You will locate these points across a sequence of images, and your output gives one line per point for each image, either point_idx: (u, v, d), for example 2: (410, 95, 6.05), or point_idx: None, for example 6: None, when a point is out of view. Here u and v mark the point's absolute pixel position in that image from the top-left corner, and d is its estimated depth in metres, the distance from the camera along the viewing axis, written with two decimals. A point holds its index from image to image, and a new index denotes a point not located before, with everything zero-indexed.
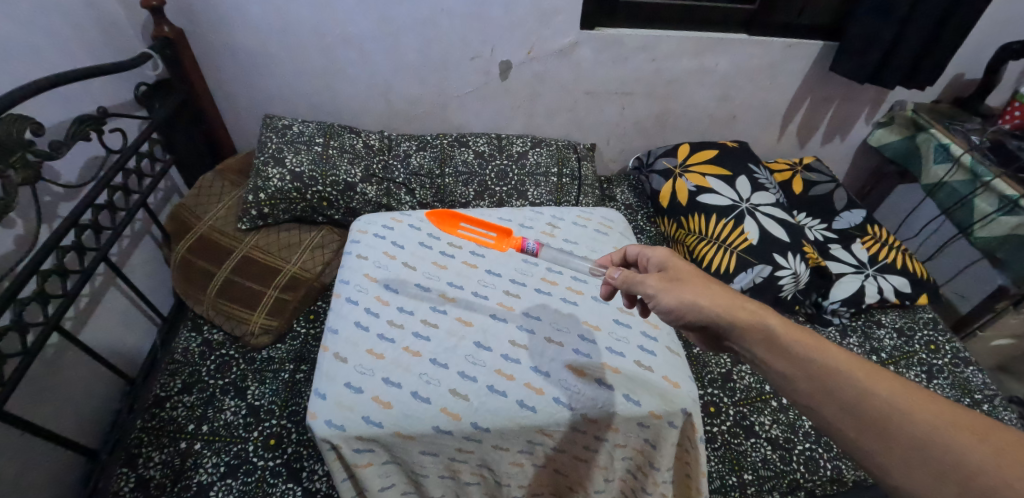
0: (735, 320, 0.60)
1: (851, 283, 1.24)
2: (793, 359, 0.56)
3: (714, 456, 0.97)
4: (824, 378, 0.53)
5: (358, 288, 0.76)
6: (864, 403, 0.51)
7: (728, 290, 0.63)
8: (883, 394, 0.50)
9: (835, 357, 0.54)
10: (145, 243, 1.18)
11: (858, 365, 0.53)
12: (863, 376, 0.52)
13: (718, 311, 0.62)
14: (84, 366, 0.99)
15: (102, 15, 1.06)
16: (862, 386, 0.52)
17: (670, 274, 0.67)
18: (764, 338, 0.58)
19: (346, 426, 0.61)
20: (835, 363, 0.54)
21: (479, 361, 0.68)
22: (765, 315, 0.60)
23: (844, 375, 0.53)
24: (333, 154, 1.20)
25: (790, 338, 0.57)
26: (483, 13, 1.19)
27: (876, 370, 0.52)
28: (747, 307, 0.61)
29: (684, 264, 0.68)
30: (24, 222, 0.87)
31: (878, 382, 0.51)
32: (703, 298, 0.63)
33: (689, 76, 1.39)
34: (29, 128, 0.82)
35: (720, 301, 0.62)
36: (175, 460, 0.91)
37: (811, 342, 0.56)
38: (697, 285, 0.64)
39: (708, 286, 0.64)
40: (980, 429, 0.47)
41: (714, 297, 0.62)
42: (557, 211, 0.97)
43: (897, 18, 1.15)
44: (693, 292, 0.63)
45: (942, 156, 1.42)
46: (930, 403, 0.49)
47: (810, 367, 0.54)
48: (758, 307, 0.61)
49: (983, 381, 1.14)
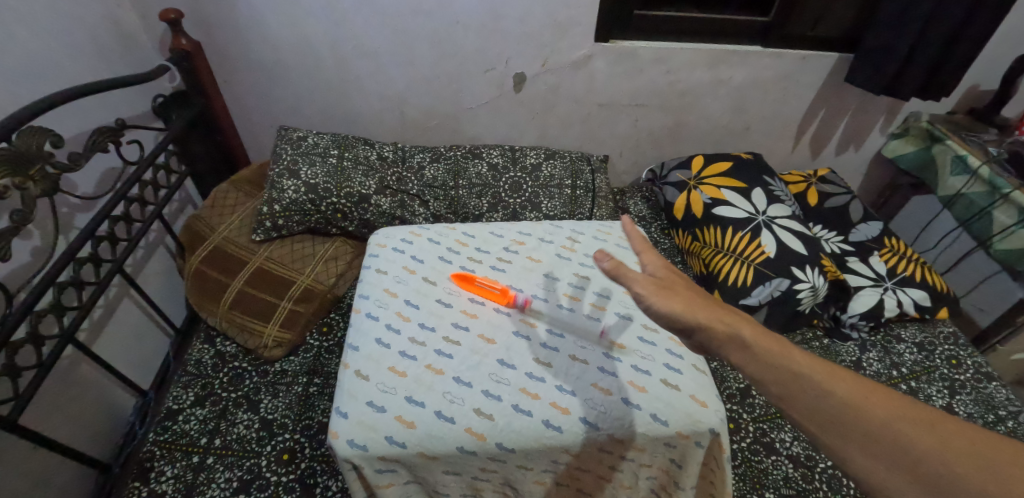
0: (707, 327, 0.59)
1: (869, 296, 1.22)
2: (759, 361, 0.55)
3: (736, 474, 0.95)
4: (787, 379, 0.53)
5: (379, 303, 0.75)
6: (826, 403, 0.51)
7: (698, 292, 0.63)
8: (842, 393, 0.51)
9: (796, 358, 0.54)
10: (160, 254, 1.18)
11: (815, 364, 0.53)
12: (824, 376, 0.52)
13: (690, 315, 0.60)
14: (99, 378, 0.99)
15: (120, 28, 1.07)
16: (823, 385, 0.52)
17: (659, 278, 0.64)
18: (732, 342, 0.57)
19: (368, 446, 0.60)
20: (795, 363, 0.54)
21: (504, 380, 0.66)
22: (733, 319, 0.59)
23: (805, 375, 0.53)
24: (347, 167, 1.20)
25: (753, 340, 0.56)
26: (498, 26, 1.19)
27: (832, 369, 0.53)
28: (713, 309, 0.60)
29: (659, 259, 0.67)
30: (41, 234, 0.87)
31: (836, 381, 0.52)
32: (682, 304, 0.61)
33: (702, 89, 1.39)
34: (49, 141, 0.82)
35: (690, 303, 0.61)
36: (187, 474, 0.90)
37: (771, 341, 0.56)
38: (674, 287, 0.63)
39: (688, 296, 0.62)
40: (929, 421, 0.48)
41: (685, 301, 0.61)
42: (577, 224, 0.94)
43: (913, 30, 1.14)
44: (672, 295, 0.62)
45: (960, 168, 1.41)
46: (885, 400, 0.50)
47: (775, 369, 0.54)
48: (722, 309, 0.60)
49: (1008, 397, 1.11)
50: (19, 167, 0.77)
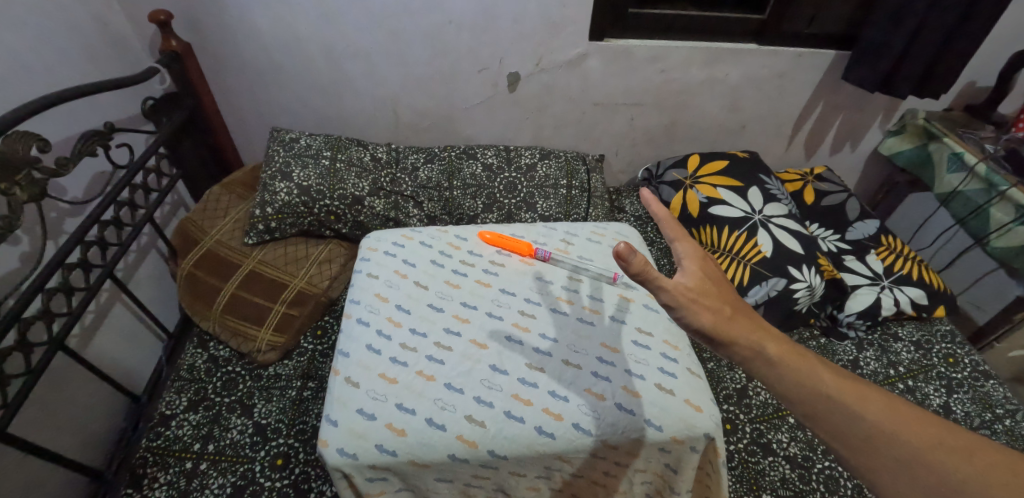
0: (734, 343, 0.58)
1: (866, 295, 1.21)
2: (787, 379, 0.55)
3: (733, 476, 0.94)
4: (817, 400, 0.53)
5: (370, 308, 0.74)
6: (856, 426, 0.51)
7: (728, 300, 0.62)
8: (871, 417, 0.52)
9: (825, 379, 0.55)
10: (152, 258, 1.17)
11: (846, 386, 0.54)
12: (854, 399, 0.53)
13: (722, 328, 0.59)
14: (90, 384, 0.98)
15: (109, 30, 1.06)
16: (852, 408, 0.52)
17: (691, 287, 0.61)
18: (761, 360, 0.57)
19: (358, 454, 0.59)
20: (825, 385, 0.54)
21: (496, 386, 0.66)
22: (762, 338, 0.58)
23: (835, 397, 0.53)
24: (340, 169, 1.19)
25: (783, 359, 0.57)
26: (492, 25, 1.18)
27: (863, 392, 0.53)
28: (742, 324, 0.59)
29: (691, 249, 0.64)
30: (29, 239, 0.86)
31: (867, 404, 0.53)
32: (712, 317, 0.59)
33: (698, 87, 1.38)
34: (36, 146, 0.80)
35: (722, 315, 0.60)
36: (181, 481, 0.89)
37: (801, 362, 0.56)
38: (704, 294, 0.61)
39: (719, 307, 0.60)
40: (962, 449, 0.49)
41: (716, 315, 0.60)
42: (570, 226, 0.93)
43: (909, 27, 1.13)
44: (703, 307, 0.60)
45: (956, 166, 1.40)
46: (917, 425, 0.51)
47: (805, 389, 0.54)
48: (753, 323, 0.60)
49: (1005, 395, 1.11)
50: (5, 173, 0.75)
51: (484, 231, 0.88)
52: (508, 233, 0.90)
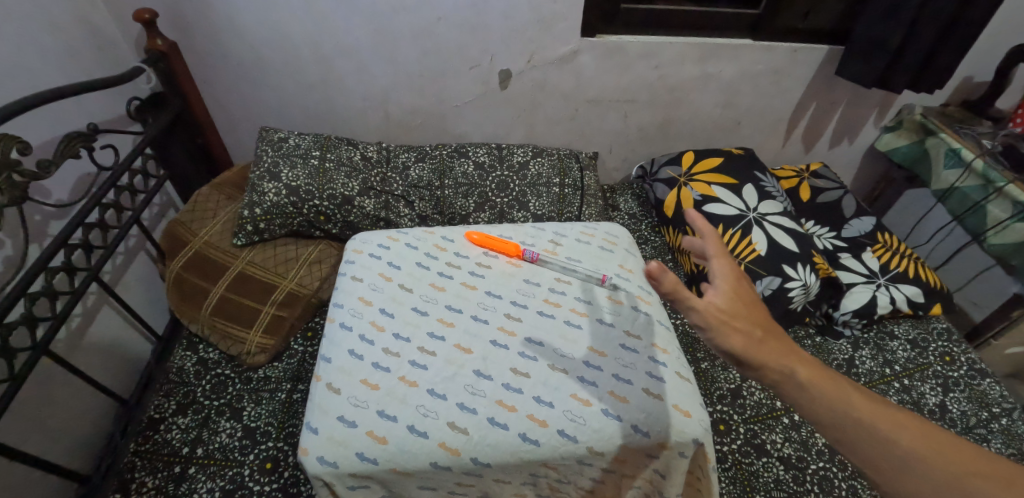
0: (762, 366, 0.57)
1: (862, 293, 1.20)
2: (818, 405, 0.54)
3: (726, 477, 0.93)
4: (848, 427, 0.52)
5: (353, 312, 0.73)
6: (888, 454, 0.50)
7: (759, 322, 0.60)
8: (905, 444, 0.50)
9: (855, 405, 0.53)
10: (140, 260, 1.16)
11: (877, 411, 0.52)
12: (886, 425, 0.51)
13: (752, 350, 0.58)
14: (77, 388, 0.97)
15: (93, 29, 1.04)
16: (885, 434, 0.51)
17: (723, 307, 0.60)
18: (790, 384, 0.56)
19: (338, 462, 0.59)
20: (855, 410, 0.53)
21: (480, 392, 0.65)
22: (791, 361, 0.57)
23: (866, 423, 0.52)
24: (330, 168, 1.18)
25: (811, 382, 0.55)
26: (482, 22, 1.17)
27: (896, 417, 0.52)
28: (773, 347, 0.58)
29: (727, 268, 0.64)
30: (12, 243, 0.84)
31: (900, 430, 0.51)
32: (742, 339, 0.58)
33: (692, 84, 1.36)
34: (16, 148, 0.79)
35: (752, 338, 0.58)
36: (169, 485, 0.88)
37: (830, 386, 0.55)
38: (737, 315, 0.60)
39: (749, 329, 0.59)
40: (1003, 478, 0.47)
41: (747, 337, 0.58)
42: (559, 226, 0.92)
43: (905, 22, 1.12)
44: (733, 329, 0.59)
45: (954, 162, 1.39)
46: (953, 453, 0.49)
47: (835, 416, 0.53)
48: (784, 346, 0.58)
49: (1002, 394, 1.10)
50: None
51: (471, 232, 0.87)
52: (496, 234, 0.89)
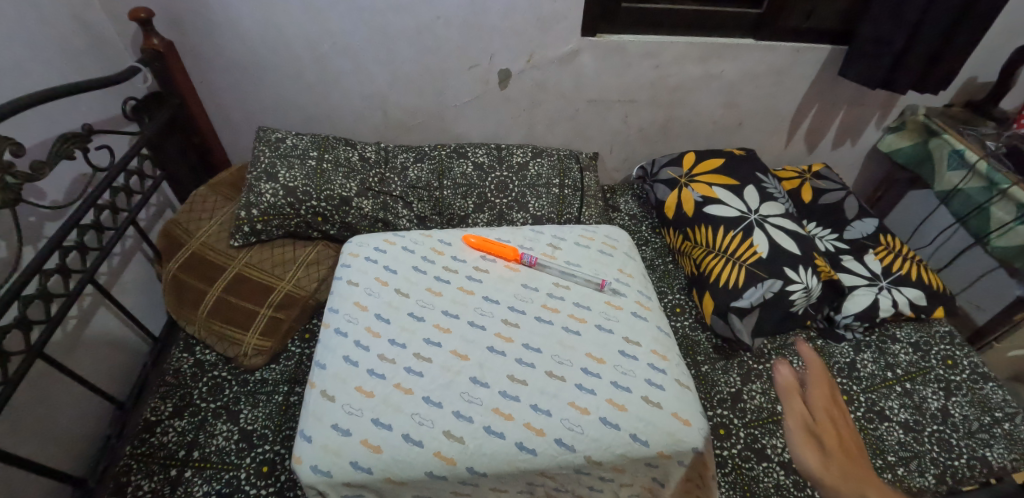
0: (837, 489, 0.57)
1: (864, 296, 1.19)
2: None
3: (725, 482, 0.93)
4: None
5: (348, 317, 0.72)
6: None
7: (851, 450, 0.62)
8: None
9: None
10: (137, 261, 1.15)
11: None
12: None
13: (828, 470, 0.59)
14: (72, 391, 0.96)
15: (89, 28, 1.03)
16: None
17: (818, 423, 0.65)
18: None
19: (332, 471, 0.58)
20: None
21: (476, 399, 0.64)
22: (865, 486, 0.56)
23: None
24: (327, 169, 1.17)
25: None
26: (481, 21, 1.15)
27: None
28: (855, 470, 0.59)
29: (826, 395, 0.68)
30: (5, 245, 0.83)
31: None
32: (821, 458, 0.60)
33: (693, 84, 1.35)
34: (10, 150, 0.78)
35: (832, 458, 0.60)
36: (165, 488, 0.87)
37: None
38: (828, 436, 0.63)
39: (832, 454, 0.61)
40: None
41: (827, 457, 0.60)
42: (558, 230, 0.91)
43: (909, 22, 1.10)
44: (816, 447, 0.62)
45: (957, 163, 1.37)
46: None
47: None
48: (867, 474, 0.58)
49: (1004, 398, 1.09)
50: None
51: (469, 236, 0.86)
52: (495, 237, 0.88)
